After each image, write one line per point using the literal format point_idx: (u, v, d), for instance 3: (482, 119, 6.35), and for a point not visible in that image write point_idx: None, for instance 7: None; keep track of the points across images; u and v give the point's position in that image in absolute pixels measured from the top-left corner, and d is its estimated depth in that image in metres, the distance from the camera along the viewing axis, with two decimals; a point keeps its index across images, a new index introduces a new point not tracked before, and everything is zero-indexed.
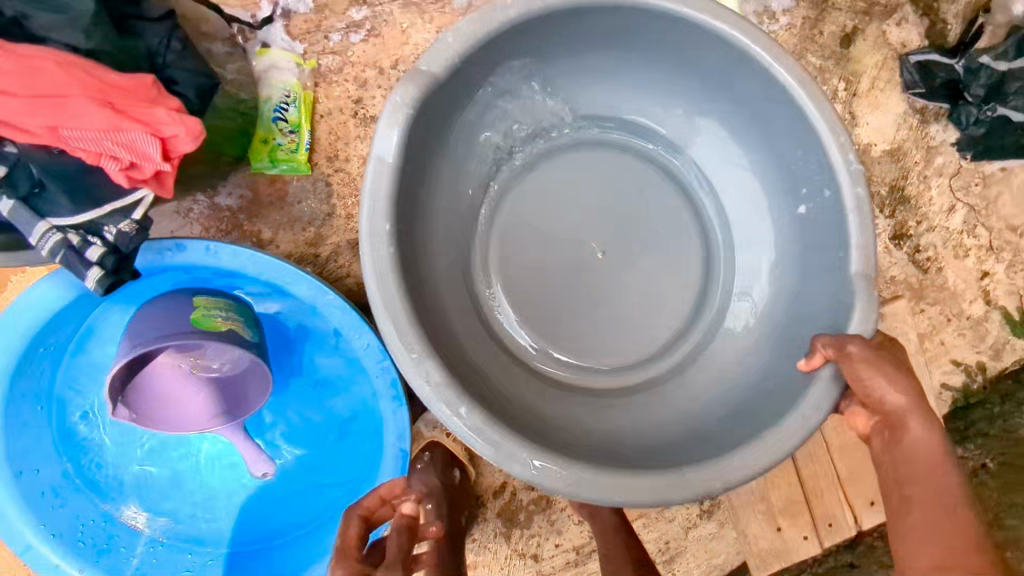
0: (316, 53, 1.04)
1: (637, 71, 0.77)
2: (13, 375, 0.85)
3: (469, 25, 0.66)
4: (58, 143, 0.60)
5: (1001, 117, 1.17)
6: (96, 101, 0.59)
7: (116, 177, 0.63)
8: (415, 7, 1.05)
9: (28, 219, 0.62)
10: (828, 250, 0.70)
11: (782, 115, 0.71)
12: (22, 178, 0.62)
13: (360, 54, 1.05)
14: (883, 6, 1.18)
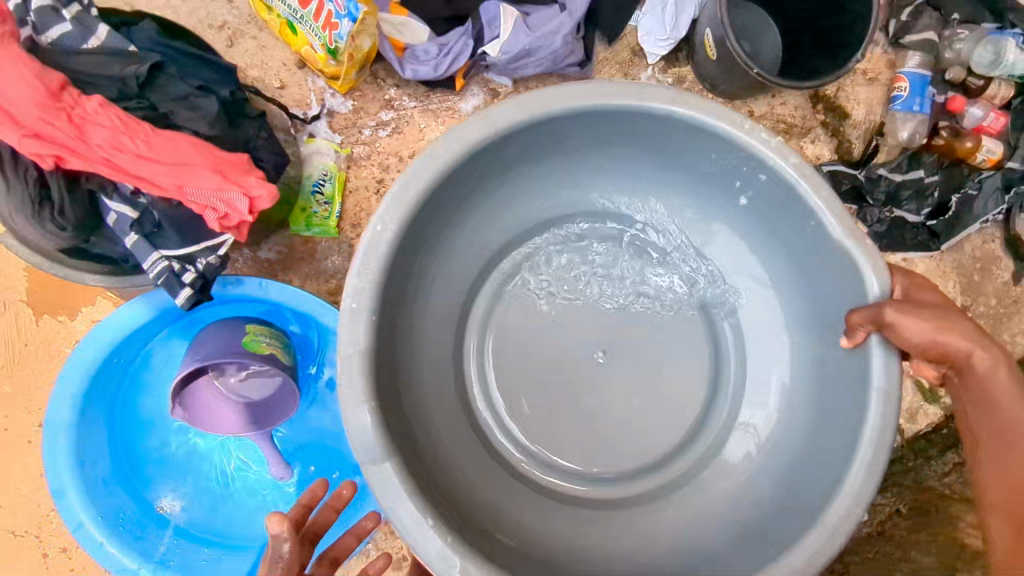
0: (350, 143, 1.32)
1: (596, 153, 0.94)
2: (91, 378, 1.05)
3: (408, 183, 0.82)
4: (180, 196, 0.84)
5: (898, 217, 1.46)
6: (213, 170, 0.84)
7: (212, 223, 0.88)
8: (432, 112, 1.35)
9: (145, 249, 0.87)
10: (800, 217, 0.89)
11: (724, 152, 0.90)
12: (147, 220, 0.87)
13: (385, 146, 1.33)
14: (800, 128, 1.50)
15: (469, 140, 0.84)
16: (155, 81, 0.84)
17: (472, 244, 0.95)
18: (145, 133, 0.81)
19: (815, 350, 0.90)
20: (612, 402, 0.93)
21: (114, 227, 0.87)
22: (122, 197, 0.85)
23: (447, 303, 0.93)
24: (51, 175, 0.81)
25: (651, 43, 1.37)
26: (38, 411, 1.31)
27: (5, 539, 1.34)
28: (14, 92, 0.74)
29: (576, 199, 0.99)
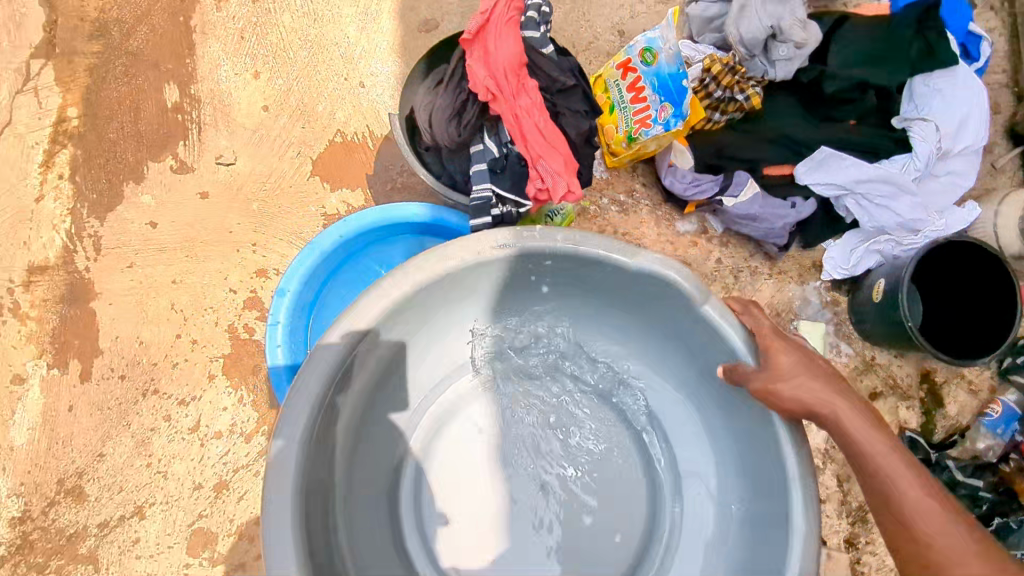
0: (592, 200, 1.68)
1: (518, 296, 1.20)
2: (355, 233, 1.36)
3: (356, 329, 0.98)
4: (532, 162, 1.21)
5: None
6: (563, 163, 1.20)
7: (531, 190, 1.22)
8: (658, 214, 1.70)
9: (482, 178, 1.24)
10: (643, 286, 1.12)
11: (593, 273, 1.13)
12: (497, 163, 1.25)
13: (613, 216, 1.68)
14: (902, 392, 1.76)
15: (415, 288, 1.01)
16: (567, 92, 1.25)
17: (416, 350, 1.16)
18: (543, 117, 1.20)
19: (719, 410, 1.16)
20: (524, 507, 1.19)
21: (473, 154, 1.26)
22: (495, 139, 1.25)
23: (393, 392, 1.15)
24: (474, 104, 1.21)
25: (832, 266, 1.73)
26: (259, 234, 1.57)
27: (162, 307, 1.53)
28: (502, 49, 1.16)
29: (514, 325, 1.26)
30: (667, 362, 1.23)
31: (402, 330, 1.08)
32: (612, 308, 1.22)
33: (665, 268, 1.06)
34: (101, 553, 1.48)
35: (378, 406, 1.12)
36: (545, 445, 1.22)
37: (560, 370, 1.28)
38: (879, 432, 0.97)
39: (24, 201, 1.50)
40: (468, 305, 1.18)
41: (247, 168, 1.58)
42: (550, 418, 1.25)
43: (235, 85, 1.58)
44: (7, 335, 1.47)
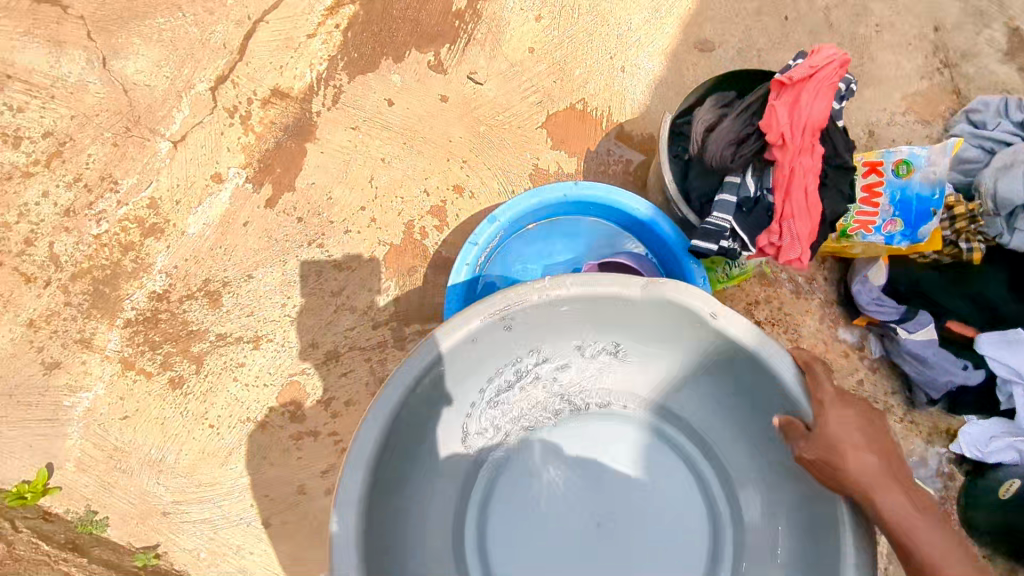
0: (773, 270, 1.69)
1: (584, 342, 1.07)
2: (579, 198, 1.36)
3: (405, 376, 0.90)
4: (778, 218, 1.19)
5: None
6: (807, 233, 1.18)
7: (761, 241, 1.21)
8: (827, 313, 1.68)
9: (726, 208, 1.22)
10: (700, 330, 0.98)
11: (646, 316, 1.00)
12: (747, 201, 1.22)
13: (785, 294, 1.68)
14: None
15: (468, 329, 0.93)
16: (844, 171, 1.24)
17: (472, 390, 1.04)
18: (813, 183, 1.18)
19: (781, 471, 1.00)
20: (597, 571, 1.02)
21: (727, 182, 1.24)
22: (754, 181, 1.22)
23: (456, 405, 1.03)
24: (755, 139, 1.20)
25: (966, 441, 1.61)
26: (473, 155, 1.63)
27: (361, 177, 1.60)
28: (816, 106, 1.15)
29: (580, 374, 1.12)
30: (727, 411, 1.07)
31: (456, 374, 0.99)
32: (683, 360, 1.07)
33: (714, 305, 0.94)
34: (207, 360, 1.53)
35: (441, 415, 1.01)
36: (625, 498, 1.07)
37: (619, 415, 1.14)
38: (883, 459, 0.88)
39: (298, 31, 1.58)
40: (535, 347, 1.06)
41: (490, 94, 1.64)
42: (618, 465, 1.09)
43: (517, 19, 1.65)
44: (227, 136, 1.55)
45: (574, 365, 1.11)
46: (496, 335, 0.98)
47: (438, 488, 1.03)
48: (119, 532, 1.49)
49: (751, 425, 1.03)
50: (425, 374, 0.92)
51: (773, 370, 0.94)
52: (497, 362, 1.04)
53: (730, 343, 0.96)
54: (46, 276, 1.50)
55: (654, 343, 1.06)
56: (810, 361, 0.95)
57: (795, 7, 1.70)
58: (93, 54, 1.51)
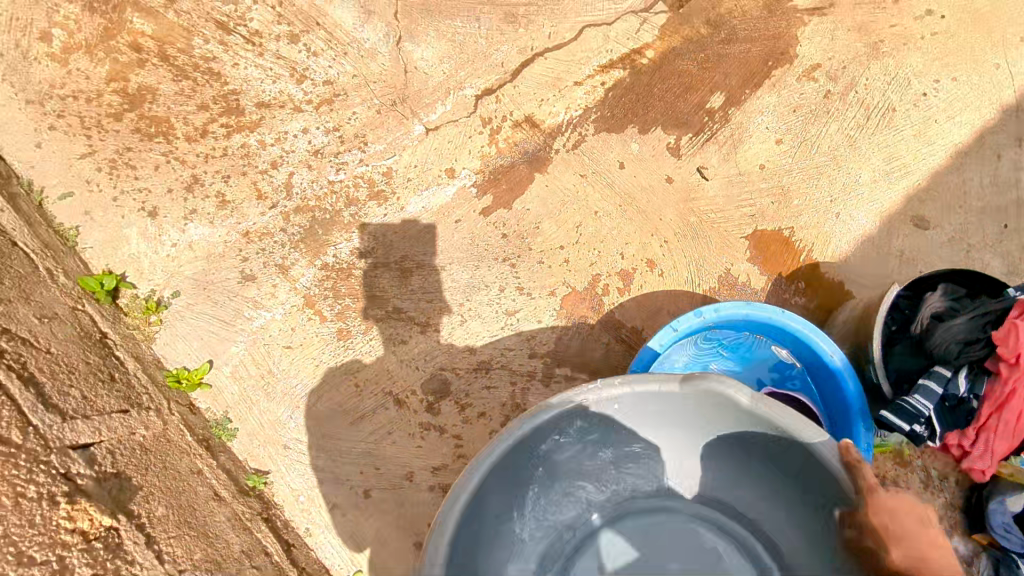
0: (908, 451, 1.71)
1: (635, 448, 1.07)
2: (781, 325, 1.41)
3: (466, 484, 0.92)
4: (979, 426, 1.24)
5: None
6: (999, 449, 1.24)
7: (950, 438, 1.28)
8: (944, 512, 1.69)
9: (930, 396, 1.25)
10: (739, 424, 0.97)
11: (677, 410, 1.00)
12: (951, 396, 1.26)
13: (912, 479, 1.70)
14: None
15: (515, 435, 0.94)
16: None
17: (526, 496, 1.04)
18: None
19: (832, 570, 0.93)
20: None
21: (937, 371, 1.27)
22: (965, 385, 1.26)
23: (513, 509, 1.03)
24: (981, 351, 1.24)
25: None
26: (675, 239, 1.71)
27: (571, 221, 1.69)
28: None
29: (628, 480, 1.10)
30: (775, 510, 1.02)
31: (509, 482, 0.99)
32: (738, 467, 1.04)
33: (749, 396, 0.94)
34: (377, 326, 1.63)
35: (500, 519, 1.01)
36: None
37: (668, 509, 1.10)
38: (928, 546, 0.87)
39: (569, 75, 1.70)
40: (579, 455, 1.06)
41: (710, 192, 1.73)
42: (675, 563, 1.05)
43: (759, 136, 1.75)
44: (473, 142, 1.66)
45: (626, 468, 1.09)
46: (547, 438, 0.99)
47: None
48: (242, 447, 1.57)
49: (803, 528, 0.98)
50: (484, 481, 0.93)
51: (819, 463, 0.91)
52: (546, 468, 1.04)
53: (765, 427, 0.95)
54: (275, 199, 1.60)
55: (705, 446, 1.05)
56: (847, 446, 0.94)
57: (1017, 219, 1.74)
58: (392, 30, 1.64)
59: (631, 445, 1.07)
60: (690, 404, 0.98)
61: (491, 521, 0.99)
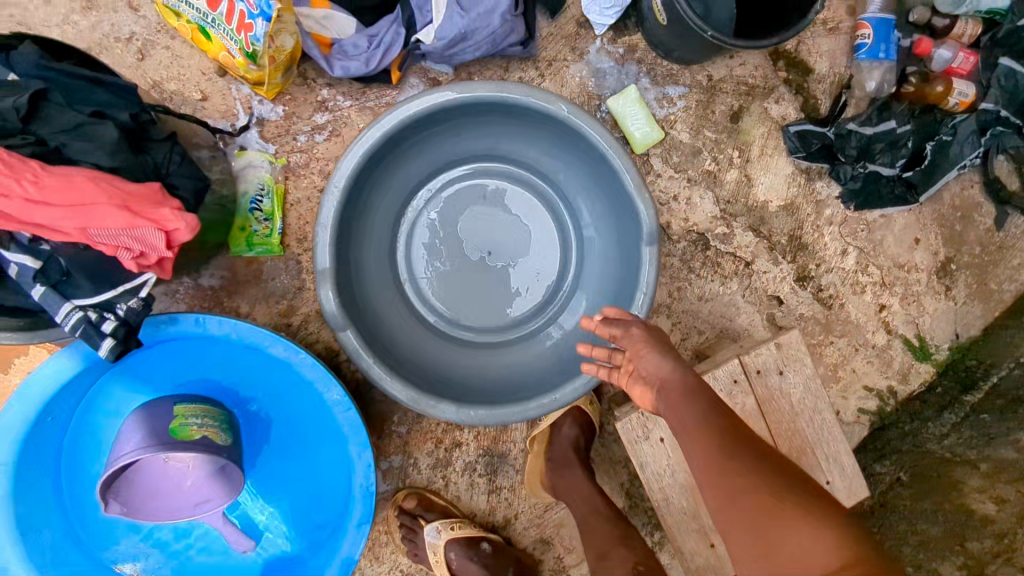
0: (286, 152, 1.25)
1: (518, 189, 1.36)
2: (11, 463, 0.94)
3: (351, 214, 1.13)
4: (86, 240, 0.76)
5: (873, 171, 1.44)
6: (119, 206, 0.75)
7: (128, 264, 0.79)
8: (370, 110, 1.27)
9: (56, 301, 0.78)
10: (542, 275, 1.37)
11: (622, 193, 1.16)
12: (78, 320, 0.79)
13: (323, 152, 1.26)
14: (763, 88, 1.41)
15: (428, 125, 1.16)
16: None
17: (379, 220, 1.26)
18: (33, 171, 0.73)
19: (546, 277, 1.37)
20: (407, 347, 1.24)
21: (41, 301, 0.78)
22: (20, 245, 0.76)
23: (379, 207, 1.24)
24: None
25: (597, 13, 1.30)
26: None
27: None
28: None
29: (487, 215, 1.36)
30: (548, 264, 1.37)
31: (368, 209, 1.21)
32: (525, 244, 1.37)
33: (563, 221, 1.36)
34: None
35: (372, 213, 1.23)
36: (460, 300, 1.35)
37: (484, 233, 1.35)
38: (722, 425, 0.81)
39: None
40: (483, 150, 1.31)
41: None
42: (465, 292, 1.35)
43: None
44: None
45: (490, 227, 1.35)
46: (392, 148, 1.16)
47: (379, 300, 1.25)
48: None
49: (547, 288, 1.37)
50: (350, 196, 1.10)
51: (542, 268, 1.37)
52: (380, 182, 1.20)
53: (533, 289, 1.36)
54: None
55: (513, 247, 1.36)
56: (586, 246, 1.35)
57: None
58: None
59: (569, 184, 1.32)
60: (650, 254, 1.11)
61: (361, 219, 1.19)
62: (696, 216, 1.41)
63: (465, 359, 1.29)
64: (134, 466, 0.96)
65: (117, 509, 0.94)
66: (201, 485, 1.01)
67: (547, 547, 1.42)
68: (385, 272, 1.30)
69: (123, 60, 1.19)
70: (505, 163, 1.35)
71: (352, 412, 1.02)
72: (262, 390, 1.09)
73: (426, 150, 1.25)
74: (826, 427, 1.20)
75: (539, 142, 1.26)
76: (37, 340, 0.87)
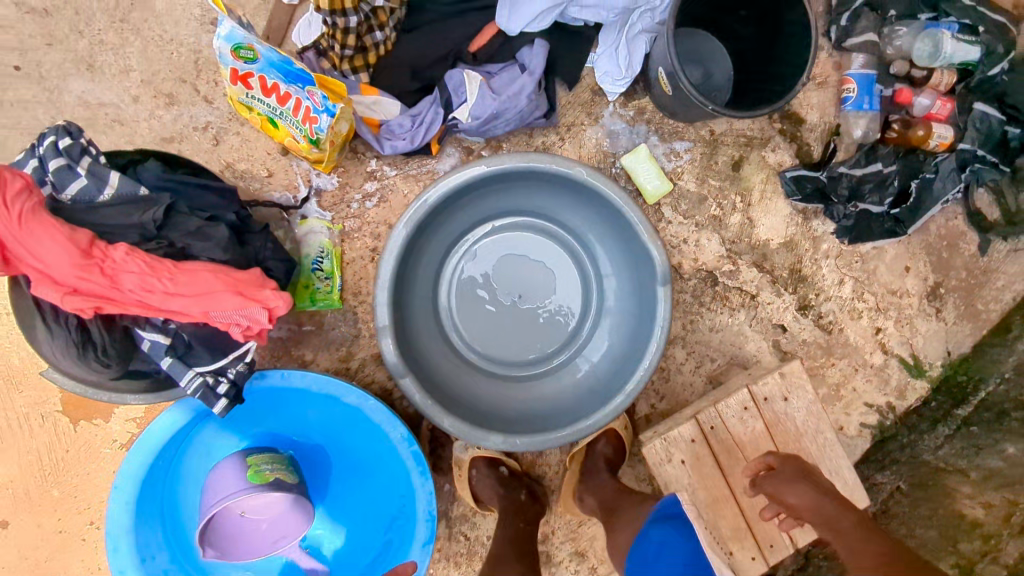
0: (341, 218, 1.42)
1: (542, 237, 1.52)
2: (135, 501, 1.12)
3: (399, 271, 1.29)
4: (207, 320, 0.93)
5: (863, 210, 1.58)
6: (234, 292, 0.92)
7: (238, 335, 0.96)
8: (413, 177, 1.44)
9: (181, 369, 0.95)
10: (567, 314, 1.51)
11: (637, 241, 1.32)
12: (197, 385, 0.97)
13: (373, 215, 1.44)
14: (760, 139, 1.58)
15: (463, 190, 1.32)
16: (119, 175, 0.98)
17: (420, 274, 1.41)
18: (168, 269, 0.89)
19: (571, 316, 1.51)
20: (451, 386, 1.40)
21: (168, 370, 0.95)
22: (154, 325, 0.93)
23: (422, 263, 1.40)
24: (91, 322, 0.90)
25: (607, 81, 1.46)
26: (85, 512, 1.37)
27: None
28: (54, 260, 0.84)
29: (515, 262, 1.51)
30: (571, 304, 1.51)
31: (412, 266, 1.36)
32: (551, 286, 1.51)
33: (584, 264, 1.51)
34: None
35: (416, 268, 1.38)
36: (494, 342, 1.49)
37: (513, 279, 1.50)
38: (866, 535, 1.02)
39: None
40: (511, 204, 1.46)
41: (7, 472, 1.36)
42: (498, 333, 1.49)
43: None
44: None
45: (519, 273, 1.50)
46: (434, 213, 1.32)
47: (423, 346, 1.40)
48: None
49: (572, 326, 1.51)
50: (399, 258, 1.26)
51: (567, 308, 1.51)
52: (422, 242, 1.36)
53: (559, 328, 1.50)
54: None
55: (540, 291, 1.51)
56: (605, 287, 1.49)
57: (6, 50, 1.30)
58: None
59: (588, 233, 1.47)
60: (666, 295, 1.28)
61: (406, 276, 1.35)
62: (704, 255, 1.57)
63: (504, 393, 1.45)
64: (218, 515, 1.11)
65: (211, 555, 1.10)
66: (276, 523, 1.18)
67: (582, 558, 1.57)
68: (427, 319, 1.45)
69: (201, 146, 1.36)
70: (530, 215, 1.49)
71: (416, 448, 1.17)
72: (334, 430, 1.26)
73: (457, 213, 1.40)
74: (829, 445, 1.35)
75: (561, 197, 1.42)
76: (158, 399, 1.05)
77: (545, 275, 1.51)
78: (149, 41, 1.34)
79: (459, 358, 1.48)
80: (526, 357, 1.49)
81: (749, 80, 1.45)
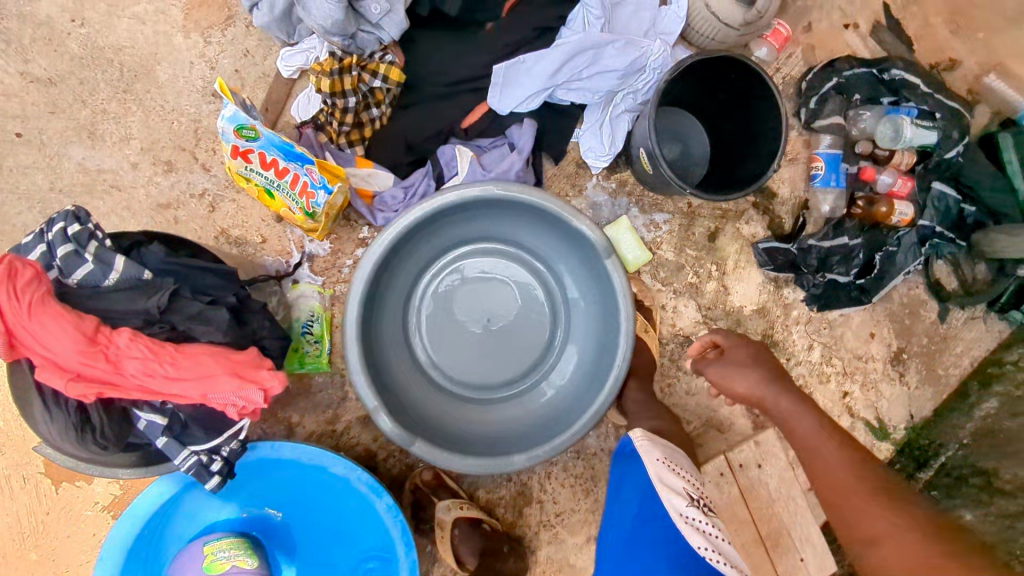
0: (332, 283, 1.47)
1: (506, 260, 1.51)
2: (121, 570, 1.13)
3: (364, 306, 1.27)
4: (206, 401, 0.95)
5: (830, 280, 1.66)
6: (232, 374, 0.95)
7: (233, 415, 0.99)
8: None
9: (177, 448, 0.98)
10: (537, 335, 1.51)
11: (593, 254, 1.32)
12: (191, 462, 1.00)
13: None
14: (735, 211, 1.67)
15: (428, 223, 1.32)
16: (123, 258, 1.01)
17: (387, 310, 1.40)
18: (170, 353, 0.93)
19: (542, 336, 1.51)
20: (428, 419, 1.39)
21: (163, 448, 0.98)
22: (152, 406, 0.96)
23: (388, 299, 1.39)
24: (93, 404, 0.93)
25: (589, 155, 1.53)
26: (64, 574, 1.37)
27: None
28: (60, 348, 0.87)
29: (482, 287, 1.50)
30: (542, 323, 1.52)
31: (380, 301, 1.35)
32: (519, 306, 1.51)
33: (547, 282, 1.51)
34: None
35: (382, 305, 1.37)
36: (470, 369, 1.49)
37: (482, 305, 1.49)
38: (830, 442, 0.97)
39: None
40: (473, 230, 1.46)
41: None
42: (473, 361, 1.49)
43: None
44: None
45: (488, 299, 1.50)
46: (402, 248, 1.32)
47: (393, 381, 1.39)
48: None
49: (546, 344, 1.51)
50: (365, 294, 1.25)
51: (538, 326, 1.51)
52: (390, 278, 1.36)
53: (531, 349, 1.50)
54: None
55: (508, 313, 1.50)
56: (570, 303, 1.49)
57: (12, 118, 1.34)
58: None
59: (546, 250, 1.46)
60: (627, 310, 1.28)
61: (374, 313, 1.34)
62: (682, 320, 1.64)
63: (481, 418, 1.44)
64: None
65: None
66: None
67: None
68: (397, 355, 1.44)
69: (197, 213, 1.40)
70: (490, 241, 1.49)
71: (402, 518, 1.20)
72: (322, 498, 1.28)
73: (420, 248, 1.39)
74: (799, 510, 1.41)
75: (516, 219, 1.41)
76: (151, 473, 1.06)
77: (510, 295, 1.51)
78: (152, 111, 1.39)
79: (439, 391, 1.47)
80: (502, 379, 1.49)
81: (725, 159, 1.53)
